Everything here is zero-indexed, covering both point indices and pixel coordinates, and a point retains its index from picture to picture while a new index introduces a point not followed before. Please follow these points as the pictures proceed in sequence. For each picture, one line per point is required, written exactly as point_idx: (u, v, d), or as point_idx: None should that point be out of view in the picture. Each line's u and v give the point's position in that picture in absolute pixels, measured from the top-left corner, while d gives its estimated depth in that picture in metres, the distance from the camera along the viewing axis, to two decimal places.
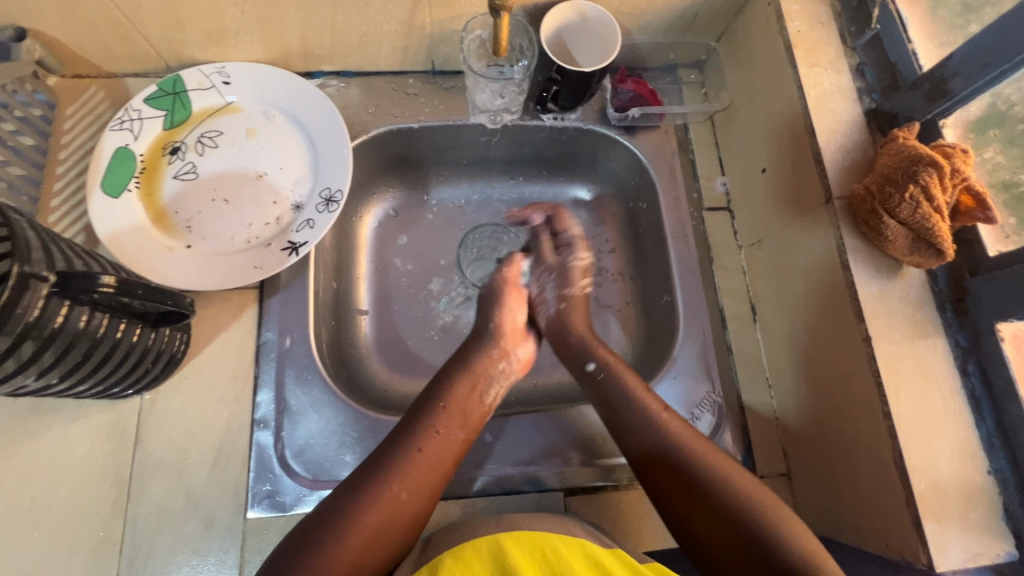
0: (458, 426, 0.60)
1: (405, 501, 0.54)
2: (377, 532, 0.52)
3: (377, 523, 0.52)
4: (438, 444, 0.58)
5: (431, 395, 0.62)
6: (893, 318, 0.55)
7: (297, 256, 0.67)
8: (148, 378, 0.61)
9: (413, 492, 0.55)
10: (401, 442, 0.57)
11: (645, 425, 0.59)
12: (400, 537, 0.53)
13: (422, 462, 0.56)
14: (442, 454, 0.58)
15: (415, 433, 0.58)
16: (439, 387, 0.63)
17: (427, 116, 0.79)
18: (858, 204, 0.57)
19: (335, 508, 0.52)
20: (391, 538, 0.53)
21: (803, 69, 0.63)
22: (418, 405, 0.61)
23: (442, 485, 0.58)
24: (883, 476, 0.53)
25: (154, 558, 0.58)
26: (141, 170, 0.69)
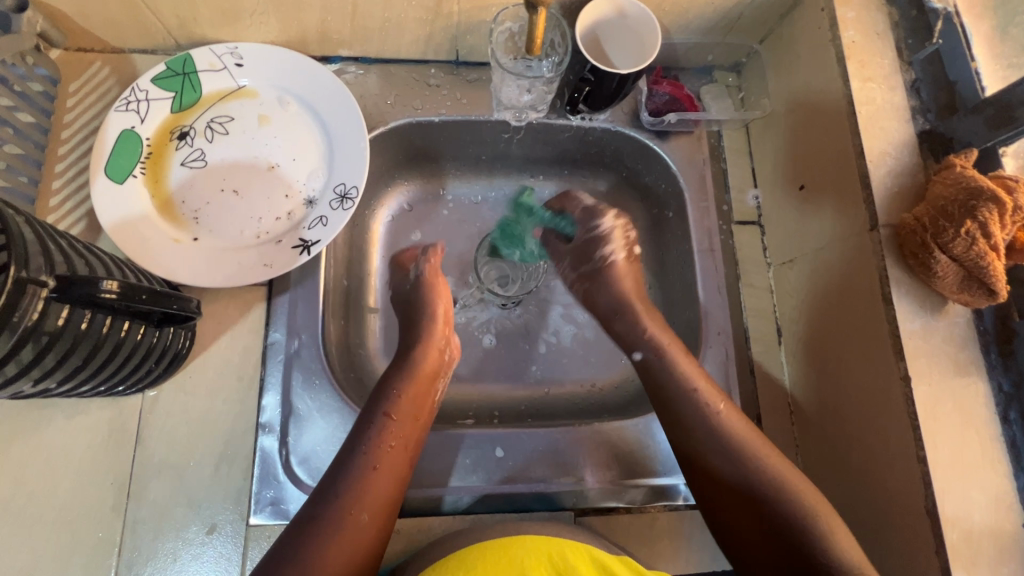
0: (411, 426, 0.60)
1: (370, 510, 0.53)
2: (354, 544, 0.51)
3: (350, 535, 0.51)
4: (393, 448, 0.57)
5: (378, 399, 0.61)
6: (935, 357, 0.52)
7: (308, 255, 0.64)
8: (151, 377, 0.59)
9: (376, 499, 0.54)
10: (351, 452, 0.56)
11: (699, 420, 0.60)
12: (374, 548, 0.52)
13: (379, 470, 0.55)
14: (399, 458, 0.57)
15: (366, 440, 0.57)
16: (386, 391, 0.62)
17: (448, 110, 0.75)
18: (907, 234, 0.53)
19: (305, 525, 0.51)
20: (366, 548, 0.52)
21: (856, 83, 0.59)
22: (365, 411, 0.60)
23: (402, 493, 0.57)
24: (912, 521, 0.51)
25: (155, 561, 0.57)
26: (147, 155, 0.66)
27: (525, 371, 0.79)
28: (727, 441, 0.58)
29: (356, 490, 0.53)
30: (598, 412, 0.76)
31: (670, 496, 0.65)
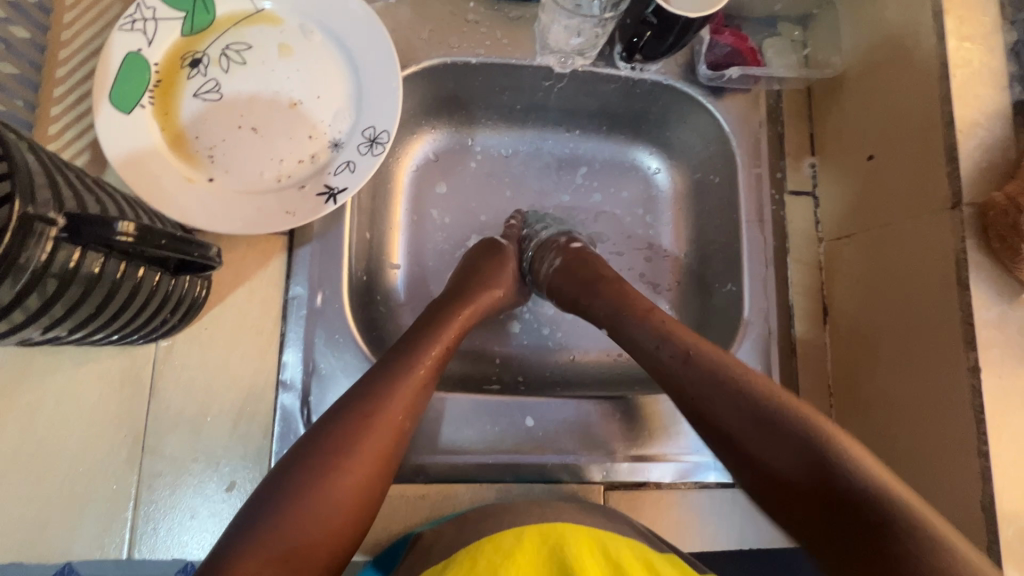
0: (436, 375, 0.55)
1: (378, 462, 0.49)
2: (355, 496, 0.47)
3: (353, 487, 0.47)
4: (418, 391, 0.53)
5: (403, 342, 0.56)
6: (1008, 347, 0.49)
7: (334, 204, 0.59)
8: (165, 327, 0.55)
9: (388, 453, 0.50)
10: (369, 395, 0.51)
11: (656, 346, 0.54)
12: (372, 504, 0.49)
13: (395, 418, 0.50)
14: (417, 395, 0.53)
15: (387, 386, 0.51)
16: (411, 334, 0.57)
17: (487, 51, 0.68)
18: (995, 215, 0.49)
19: (307, 453, 0.47)
20: (364, 504, 0.48)
21: (952, 42, 0.53)
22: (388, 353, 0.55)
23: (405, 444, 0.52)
24: (964, 515, 0.49)
25: (173, 517, 0.55)
26: (157, 83, 0.59)
27: (552, 339, 0.75)
28: (720, 373, 0.50)
29: (368, 438, 0.48)
30: (627, 383, 0.73)
31: (699, 474, 0.63)
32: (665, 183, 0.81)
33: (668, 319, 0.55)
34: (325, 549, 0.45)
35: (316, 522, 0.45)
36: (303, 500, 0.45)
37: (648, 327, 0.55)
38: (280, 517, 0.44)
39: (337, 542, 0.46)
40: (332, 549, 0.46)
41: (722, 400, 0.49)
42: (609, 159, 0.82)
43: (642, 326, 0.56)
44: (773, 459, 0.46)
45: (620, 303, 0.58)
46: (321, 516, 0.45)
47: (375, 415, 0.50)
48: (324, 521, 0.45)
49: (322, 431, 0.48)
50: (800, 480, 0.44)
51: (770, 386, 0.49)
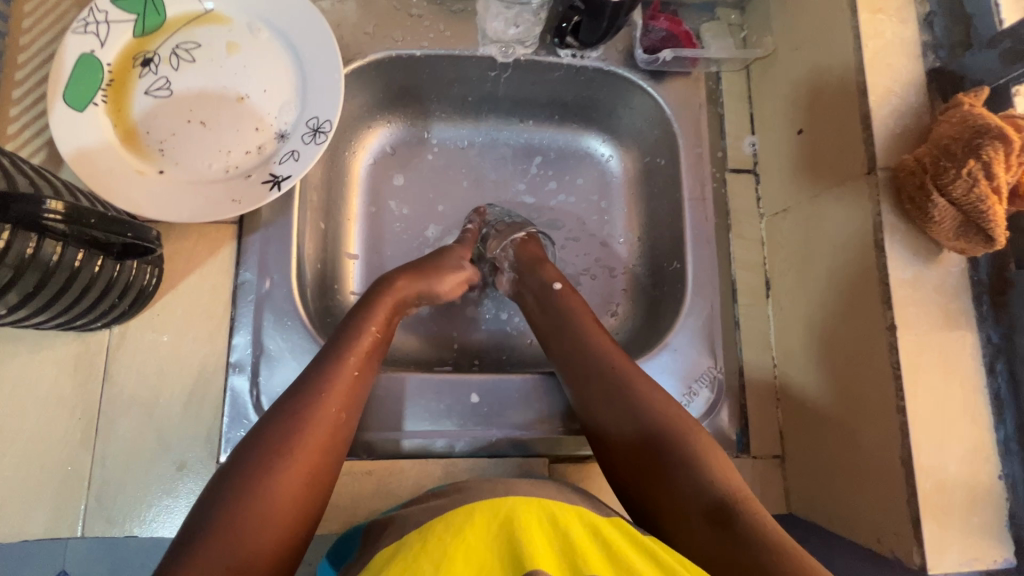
0: (371, 359, 0.56)
1: (321, 447, 0.48)
2: (299, 481, 0.45)
3: (297, 472, 0.45)
4: (353, 375, 0.53)
5: (337, 334, 0.57)
6: (923, 305, 0.50)
7: (278, 192, 0.61)
8: (116, 312, 0.57)
9: (330, 437, 0.49)
10: (306, 383, 0.51)
11: (583, 355, 0.59)
12: (319, 491, 0.47)
13: (334, 402, 0.50)
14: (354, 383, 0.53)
15: (322, 373, 0.52)
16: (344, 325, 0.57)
17: (430, 43, 0.71)
18: (905, 176, 0.50)
19: (243, 458, 0.45)
20: (310, 490, 0.46)
21: (864, 15, 0.55)
22: (323, 346, 0.55)
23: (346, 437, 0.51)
24: (887, 472, 0.50)
25: (124, 495, 0.57)
26: (110, 82, 0.62)
27: (509, 323, 0.77)
28: (629, 390, 0.55)
29: (307, 423, 0.48)
30: None
31: None
32: (616, 167, 0.83)
33: (596, 334, 0.61)
34: (274, 539, 0.42)
35: (263, 510, 0.43)
36: (248, 494, 0.43)
37: (581, 334, 0.61)
38: (224, 509, 0.42)
39: (287, 532, 0.43)
40: (282, 540, 0.43)
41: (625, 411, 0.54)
42: (562, 147, 0.84)
43: (584, 335, 0.60)
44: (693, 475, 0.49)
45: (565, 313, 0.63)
46: (265, 503, 0.43)
47: (314, 400, 0.49)
48: (270, 507, 0.43)
49: (261, 425, 0.48)
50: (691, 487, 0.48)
51: (669, 410, 0.54)
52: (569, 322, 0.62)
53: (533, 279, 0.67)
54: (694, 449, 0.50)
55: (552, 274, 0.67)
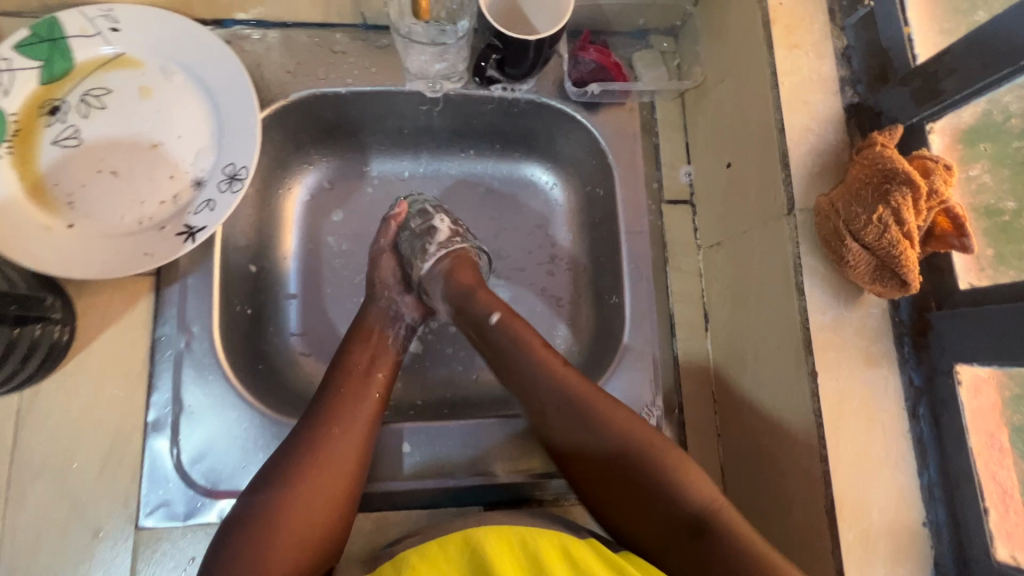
0: (375, 397, 0.60)
1: (325, 508, 0.53)
2: (303, 541, 0.51)
3: (300, 534, 0.51)
4: (356, 421, 0.57)
5: (329, 387, 0.59)
6: (844, 349, 0.49)
7: (193, 243, 0.59)
8: (21, 377, 0.55)
9: (332, 498, 0.53)
10: (302, 445, 0.54)
11: (545, 387, 0.58)
12: (328, 543, 0.52)
13: (333, 465, 0.54)
14: (359, 429, 0.57)
15: (319, 434, 0.55)
16: (336, 378, 0.60)
17: (356, 79, 0.69)
18: (821, 219, 0.49)
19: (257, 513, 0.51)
20: (318, 545, 0.52)
21: (781, 51, 0.54)
22: (313, 399, 0.59)
23: (357, 478, 0.55)
24: (813, 521, 0.49)
25: (34, 568, 0.54)
26: (15, 132, 0.60)
27: (453, 360, 0.76)
28: (592, 416, 0.56)
29: (307, 488, 0.52)
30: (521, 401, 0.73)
31: None
32: (559, 196, 0.82)
33: (564, 368, 0.58)
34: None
35: (273, 573, 0.49)
36: (263, 546, 0.49)
37: (537, 372, 0.59)
38: (239, 571, 0.48)
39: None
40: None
41: (599, 442, 0.56)
42: (505, 177, 0.83)
43: (527, 365, 0.59)
44: (684, 498, 0.53)
45: (510, 343, 0.60)
46: (275, 567, 0.49)
47: (311, 464, 0.53)
48: (278, 570, 0.49)
49: (263, 485, 0.52)
50: (678, 507, 0.53)
51: (647, 436, 0.56)
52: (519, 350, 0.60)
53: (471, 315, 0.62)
54: (661, 461, 0.54)
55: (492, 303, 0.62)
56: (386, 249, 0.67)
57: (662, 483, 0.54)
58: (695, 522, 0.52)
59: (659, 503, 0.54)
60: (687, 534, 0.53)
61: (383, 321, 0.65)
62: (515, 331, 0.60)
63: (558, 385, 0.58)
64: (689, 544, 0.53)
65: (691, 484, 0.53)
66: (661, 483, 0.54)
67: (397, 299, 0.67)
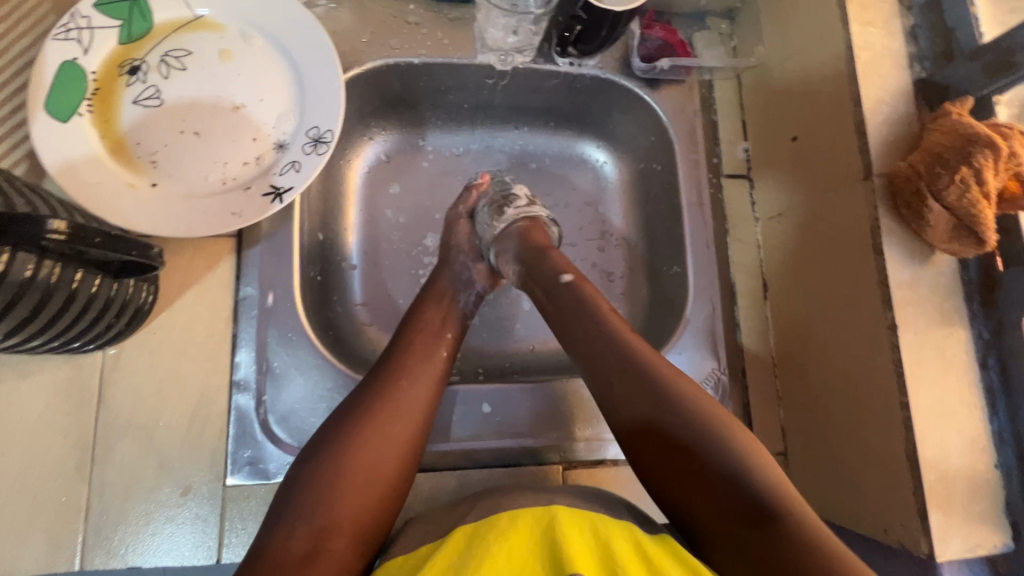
0: (438, 358, 0.59)
1: (390, 458, 0.52)
2: (368, 491, 0.50)
3: (365, 482, 0.50)
4: (421, 381, 0.57)
5: (398, 345, 0.60)
6: (920, 306, 0.53)
7: (280, 204, 0.59)
8: (111, 334, 0.55)
9: (397, 448, 0.52)
10: (369, 396, 0.54)
11: (612, 349, 0.53)
12: (392, 495, 0.51)
13: (403, 416, 0.54)
14: (423, 387, 0.56)
15: (389, 385, 0.55)
16: (407, 334, 0.61)
17: (428, 51, 0.70)
18: (901, 182, 0.53)
19: (317, 460, 0.50)
20: (382, 498, 0.51)
21: (855, 26, 0.58)
22: (384, 354, 0.59)
23: (420, 437, 0.55)
24: (892, 467, 0.52)
25: (124, 525, 0.54)
26: (95, 90, 0.59)
27: (509, 331, 0.77)
28: (655, 382, 0.51)
29: (375, 435, 0.52)
30: (582, 368, 0.74)
31: None
32: (610, 174, 0.83)
33: (628, 332, 0.55)
34: (346, 543, 0.47)
35: (337, 518, 0.48)
36: (326, 494, 0.48)
37: (604, 339, 0.54)
38: (302, 515, 0.47)
39: (357, 535, 0.48)
40: (353, 542, 0.48)
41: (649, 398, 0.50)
42: (557, 155, 0.83)
43: (597, 329, 0.55)
44: (716, 462, 0.47)
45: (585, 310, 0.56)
46: (338, 512, 0.48)
47: (380, 413, 0.53)
48: (341, 516, 0.48)
49: (331, 429, 0.52)
50: (712, 481, 0.46)
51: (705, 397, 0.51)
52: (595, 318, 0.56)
53: (540, 276, 0.59)
54: (720, 445, 0.47)
55: (562, 264, 0.60)
56: (462, 216, 0.70)
57: (713, 443, 0.47)
58: (761, 512, 0.44)
59: (709, 454, 0.47)
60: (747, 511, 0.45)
61: (455, 286, 0.66)
62: (596, 304, 0.57)
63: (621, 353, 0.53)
64: (737, 526, 0.45)
65: (717, 417, 0.49)
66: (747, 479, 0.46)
67: (468, 264, 0.68)
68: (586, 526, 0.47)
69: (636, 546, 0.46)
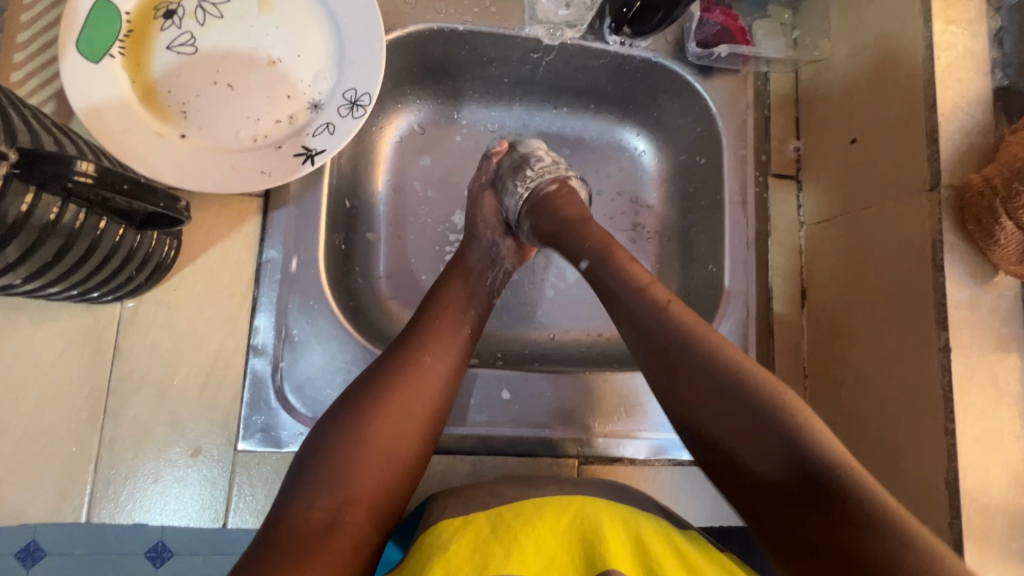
0: (461, 332, 0.58)
1: (411, 434, 0.50)
2: (388, 466, 0.49)
3: (384, 457, 0.49)
4: (443, 356, 0.55)
5: (422, 317, 0.58)
6: (977, 329, 0.50)
7: (312, 165, 0.57)
8: (131, 286, 0.53)
9: (418, 423, 0.51)
10: (390, 369, 0.52)
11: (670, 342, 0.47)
12: (411, 472, 0.50)
13: (423, 391, 0.52)
14: (445, 361, 0.55)
15: (411, 360, 0.53)
16: (430, 307, 0.59)
17: (475, 18, 0.67)
18: (972, 196, 0.50)
19: (335, 432, 0.49)
20: (401, 475, 0.49)
21: (938, 24, 0.54)
22: (406, 328, 0.57)
23: (441, 413, 0.53)
24: (930, 493, 0.50)
25: (133, 480, 0.54)
26: (128, 33, 0.56)
27: (531, 316, 0.75)
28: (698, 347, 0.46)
29: (395, 411, 0.50)
30: (605, 361, 0.72)
31: (674, 452, 0.63)
32: (649, 163, 0.79)
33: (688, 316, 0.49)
34: (364, 518, 0.46)
35: (356, 491, 0.47)
36: (342, 469, 0.47)
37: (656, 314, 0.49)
38: (322, 485, 0.46)
39: (375, 510, 0.47)
40: (371, 518, 0.47)
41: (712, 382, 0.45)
42: (595, 139, 0.79)
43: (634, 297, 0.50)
44: (748, 433, 0.43)
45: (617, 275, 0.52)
46: (358, 487, 0.47)
47: (401, 386, 0.51)
48: (361, 490, 0.47)
49: (349, 401, 0.51)
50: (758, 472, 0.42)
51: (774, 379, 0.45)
52: (634, 289, 0.50)
53: (574, 244, 0.56)
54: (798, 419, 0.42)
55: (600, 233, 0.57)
56: (485, 188, 0.66)
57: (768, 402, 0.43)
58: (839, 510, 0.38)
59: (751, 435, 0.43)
60: (803, 486, 0.40)
61: (485, 261, 0.64)
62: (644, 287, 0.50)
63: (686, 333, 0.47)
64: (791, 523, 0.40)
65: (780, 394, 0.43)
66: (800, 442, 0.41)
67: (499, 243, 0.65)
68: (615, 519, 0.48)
69: (668, 542, 0.47)
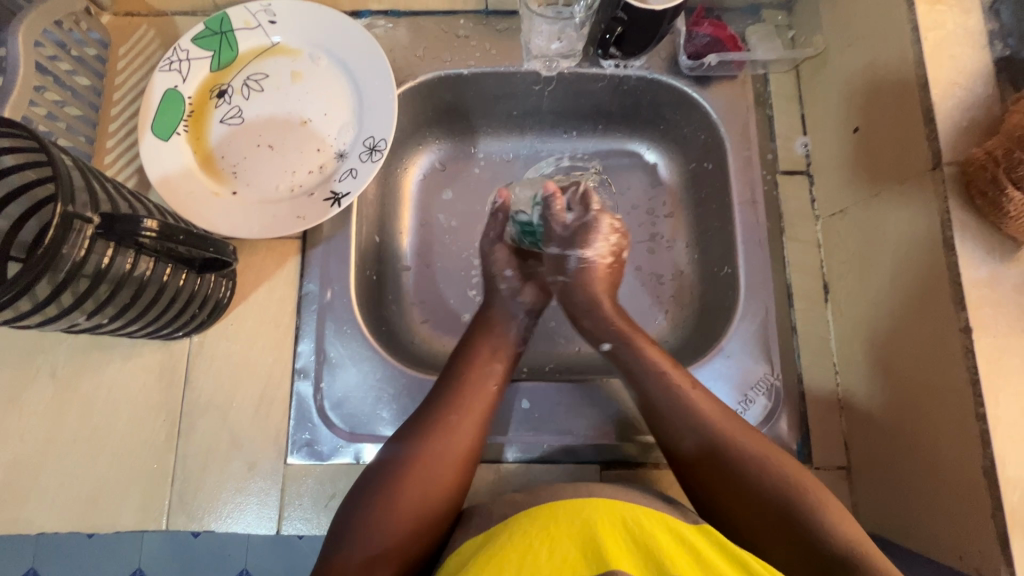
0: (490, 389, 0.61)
1: (440, 490, 0.54)
2: (420, 518, 0.53)
3: (415, 514, 0.53)
4: (471, 416, 0.59)
5: (451, 374, 0.62)
6: (1003, 306, 0.48)
7: (338, 207, 0.65)
8: (195, 323, 0.62)
9: (449, 480, 0.55)
10: (423, 427, 0.57)
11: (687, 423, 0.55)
12: (441, 523, 0.54)
13: (453, 448, 0.56)
14: (475, 418, 0.59)
15: (444, 417, 0.58)
16: (459, 363, 0.63)
17: (477, 62, 0.74)
18: (975, 170, 0.48)
19: (373, 490, 0.54)
20: (431, 528, 0.53)
21: (923, 6, 0.54)
22: (448, 365, 0.63)
23: (470, 470, 0.57)
24: (969, 484, 0.47)
25: (202, 492, 0.61)
26: (189, 113, 0.68)
27: (555, 331, 0.78)
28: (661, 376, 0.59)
29: (427, 467, 0.54)
30: None
31: None
32: (661, 175, 0.81)
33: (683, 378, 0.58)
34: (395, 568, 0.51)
35: (389, 544, 0.51)
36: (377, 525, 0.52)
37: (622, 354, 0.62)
38: (360, 537, 0.51)
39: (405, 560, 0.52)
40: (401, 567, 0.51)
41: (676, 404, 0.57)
42: (607, 157, 0.83)
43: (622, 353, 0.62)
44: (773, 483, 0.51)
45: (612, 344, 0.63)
46: (393, 540, 0.51)
47: (432, 444, 0.56)
48: (393, 541, 0.51)
49: (387, 459, 0.55)
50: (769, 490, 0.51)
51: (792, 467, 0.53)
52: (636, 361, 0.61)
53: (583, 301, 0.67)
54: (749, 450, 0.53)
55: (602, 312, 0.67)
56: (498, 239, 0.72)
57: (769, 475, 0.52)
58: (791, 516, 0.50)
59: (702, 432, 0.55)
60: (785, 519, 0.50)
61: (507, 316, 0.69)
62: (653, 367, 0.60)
63: (686, 398, 0.57)
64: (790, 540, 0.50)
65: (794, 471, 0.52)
66: (810, 523, 0.49)
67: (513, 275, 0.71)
68: (625, 520, 0.49)
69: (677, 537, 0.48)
